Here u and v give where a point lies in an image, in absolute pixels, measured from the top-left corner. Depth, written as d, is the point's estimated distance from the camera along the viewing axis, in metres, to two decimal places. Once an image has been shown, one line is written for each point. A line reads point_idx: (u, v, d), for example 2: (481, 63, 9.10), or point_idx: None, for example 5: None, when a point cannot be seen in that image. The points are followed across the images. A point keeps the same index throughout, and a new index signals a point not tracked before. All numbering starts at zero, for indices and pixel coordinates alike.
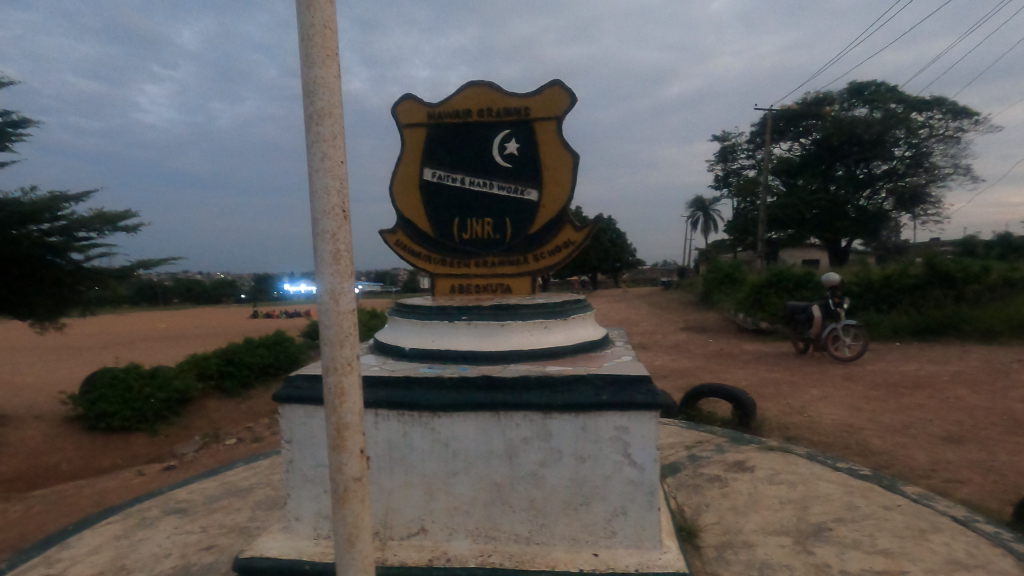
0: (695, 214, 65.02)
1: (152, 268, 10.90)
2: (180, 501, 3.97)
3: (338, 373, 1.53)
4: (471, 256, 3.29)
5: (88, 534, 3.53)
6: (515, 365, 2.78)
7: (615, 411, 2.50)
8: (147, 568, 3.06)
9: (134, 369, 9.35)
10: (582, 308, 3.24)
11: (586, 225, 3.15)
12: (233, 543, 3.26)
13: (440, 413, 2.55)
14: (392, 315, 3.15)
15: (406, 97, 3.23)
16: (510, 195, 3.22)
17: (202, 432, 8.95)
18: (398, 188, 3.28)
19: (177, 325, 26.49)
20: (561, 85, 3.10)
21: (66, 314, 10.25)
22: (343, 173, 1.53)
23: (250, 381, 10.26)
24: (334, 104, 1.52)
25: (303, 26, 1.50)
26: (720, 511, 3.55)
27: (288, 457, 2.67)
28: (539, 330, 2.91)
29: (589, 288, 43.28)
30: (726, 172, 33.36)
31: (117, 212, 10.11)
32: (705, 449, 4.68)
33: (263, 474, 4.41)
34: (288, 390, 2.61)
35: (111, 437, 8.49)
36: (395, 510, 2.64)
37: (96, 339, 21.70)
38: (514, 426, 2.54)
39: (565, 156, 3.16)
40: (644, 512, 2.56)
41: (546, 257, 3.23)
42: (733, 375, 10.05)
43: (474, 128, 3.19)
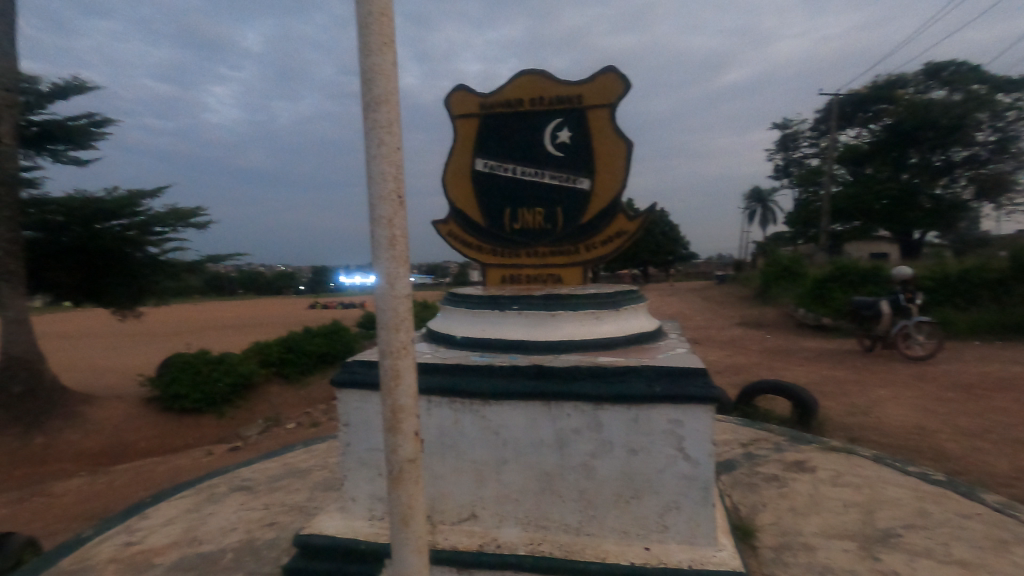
0: (752, 206, 62.64)
1: (220, 261, 11.51)
2: (245, 479, 4.18)
3: (395, 356, 1.56)
4: (522, 247, 3.28)
5: (165, 505, 3.79)
6: (565, 355, 2.76)
7: (668, 403, 2.44)
8: (216, 540, 3.25)
9: (204, 354, 9.84)
10: (635, 299, 3.18)
11: (639, 215, 3.08)
12: (293, 521, 3.41)
13: (490, 401, 2.57)
14: (444, 304, 3.19)
15: (458, 88, 3.26)
16: (561, 184, 3.20)
17: (265, 416, 9.42)
18: (450, 179, 3.32)
19: (242, 315, 27.88)
20: (615, 71, 3.03)
21: (144, 303, 11.00)
22: (399, 159, 1.56)
23: (308, 369, 10.71)
24: (391, 91, 1.54)
25: (360, 15, 1.53)
26: (778, 511, 3.42)
27: (345, 439, 2.76)
28: (591, 320, 2.88)
29: (640, 282, 42.60)
30: (786, 161, 31.90)
31: (189, 209, 10.70)
32: (762, 447, 4.51)
33: (321, 456, 4.59)
34: (345, 375, 2.70)
35: (183, 418, 9.06)
36: (447, 495, 2.68)
37: (169, 327, 23.12)
38: (565, 416, 2.53)
39: (618, 144, 3.09)
40: (697, 508, 2.50)
41: (597, 248, 3.19)
42: (792, 372, 9.63)
43: (525, 117, 3.18)
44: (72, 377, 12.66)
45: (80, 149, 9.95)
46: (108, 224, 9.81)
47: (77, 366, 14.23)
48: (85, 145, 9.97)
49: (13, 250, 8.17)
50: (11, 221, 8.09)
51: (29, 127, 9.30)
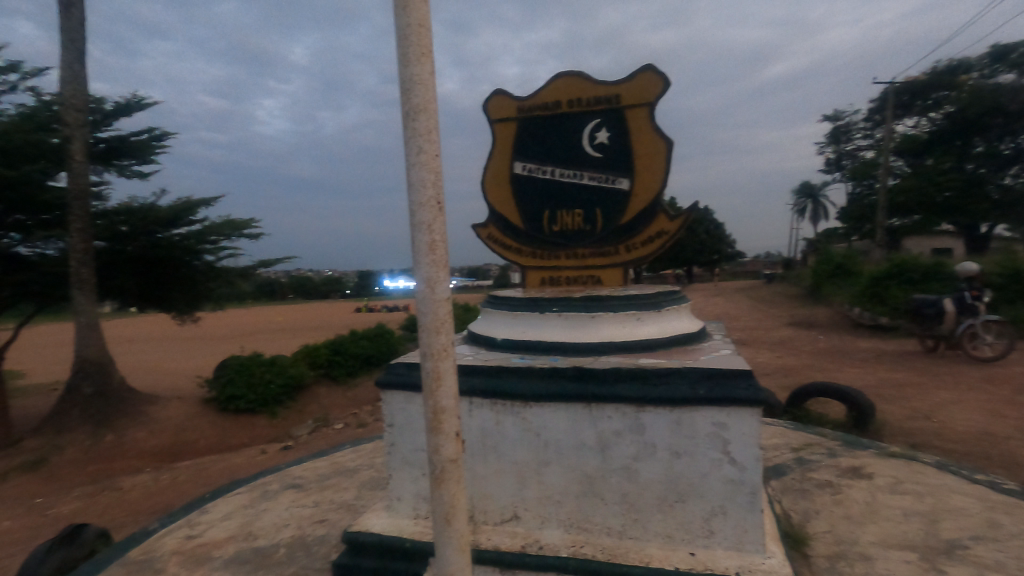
0: (803, 202, 60.32)
1: (271, 268, 11.94)
2: (297, 478, 4.34)
3: (436, 358, 1.59)
4: (561, 249, 3.29)
5: (222, 501, 3.97)
6: (606, 357, 2.74)
7: (713, 406, 2.40)
8: (270, 536, 3.39)
9: (257, 356, 10.25)
10: (677, 299, 3.14)
11: (680, 214, 3.04)
12: (342, 519, 3.52)
13: (531, 403, 2.58)
14: (485, 307, 3.22)
15: (496, 92, 3.29)
16: (600, 185, 3.18)
17: (314, 417, 9.75)
18: (489, 183, 3.36)
19: (291, 319, 28.88)
20: (654, 69, 3.00)
21: (202, 308, 11.57)
22: (438, 165, 1.59)
23: (355, 371, 11.02)
24: (429, 100, 1.58)
25: (399, 27, 1.57)
26: (832, 519, 3.29)
27: (390, 440, 2.83)
28: (632, 322, 2.86)
29: (684, 282, 41.74)
30: (838, 154, 30.64)
31: (242, 219, 11.14)
32: (814, 452, 4.35)
33: (367, 456, 4.72)
34: (389, 376, 2.77)
35: (238, 418, 9.47)
36: (488, 496, 2.70)
37: (224, 331, 24.22)
38: (606, 418, 2.51)
39: (658, 143, 3.06)
40: (744, 514, 2.43)
41: (638, 249, 3.16)
42: (847, 374, 9.24)
43: (563, 119, 3.18)
44: (139, 378, 13.44)
45: (143, 162, 10.55)
46: (168, 234, 10.34)
47: (143, 368, 15.08)
48: (147, 159, 10.56)
49: (85, 259, 8.73)
50: (83, 233, 8.65)
51: (98, 144, 9.96)
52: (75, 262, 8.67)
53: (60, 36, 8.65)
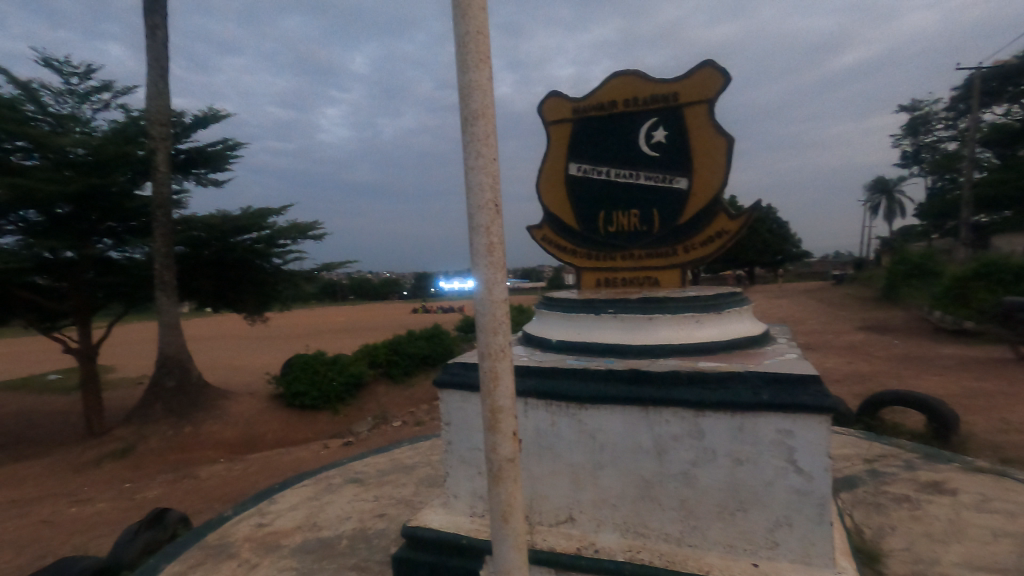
0: (875, 198, 56.84)
1: (334, 271, 12.43)
2: (358, 472, 4.51)
3: (493, 358, 1.62)
4: (616, 250, 3.25)
5: (289, 492, 4.18)
6: (663, 360, 2.69)
7: (777, 412, 2.31)
8: (333, 527, 3.54)
9: (321, 355, 10.70)
10: (739, 301, 3.04)
11: (741, 213, 2.95)
12: (400, 515, 3.63)
13: (586, 405, 2.57)
14: (540, 308, 3.23)
15: (551, 94, 3.30)
16: (656, 185, 3.13)
17: (373, 415, 10.07)
18: (544, 185, 3.38)
19: (352, 320, 29.93)
20: (714, 65, 2.92)
21: (270, 308, 12.21)
22: (496, 169, 1.63)
23: (412, 370, 11.30)
24: (487, 105, 1.62)
25: (459, 35, 1.62)
26: (910, 536, 3.09)
27: (447, 438, 2.89)
28: (691, 324, 2.79)
29: (745, 284, 40.18)
30: (916, 147, 28.70)
31: (307, 223, 11.66)
32: (890, 465, 4.10)
33: (425, 454, 4.83)
34: (447, 376, 2.83)
35: (303, 414, 9.92)
36: (544, 497, 2.71)
37: (291, 330, 25.41)
38: (664, 422, 2.47)
39: (718, 140, 2.98)
40: (813, 526, 2.33)
41: (697, 249, 3.09)
42: (927, 383, 8.63)
43: (619, 119, 3.15)
44: (214, 374, 14.29)
45: (217, 171, 11.25)
46: (242, 238, 10.87)
47: (217, 365, 16.02)
48: (221, 167, 11.25)
49: (168, 263, 9.38)
50: (166, 238, 9.31)
51: (178, 155, 10.68)
52: (159, 265, 9.34)
53: (147, 56, 9.37)
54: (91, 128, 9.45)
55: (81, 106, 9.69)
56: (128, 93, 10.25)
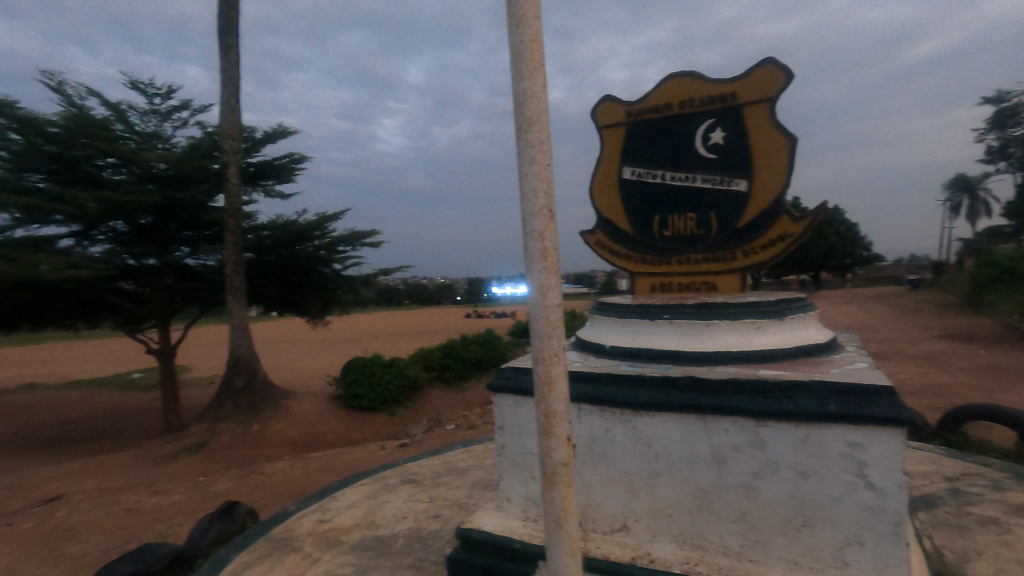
0: (956, 196, 53.01)
1: (390, 276, 12.79)
2: (414, 473, 4.61)
3: (547, 363, 1.63)
4: (672, 254, 3.19)
5: (349, 490, 4.33)
6: (721, 368, 2.62)
7: (846, 424, 2.19)
8: (390, 526, 3.64)
9: (378, 358, 11.01)
10: (803, 306, 2.92)
11: (805, 215, 2.84)
12: (455, 516, 3.69)
13: (641, 412, 2.53)
14: (594, 314, 3.21)
15: (605, 98, 3.29)
16: (714, 187, 3.06)
17: (428, 417, 10.27)
18: (597, 189, 3.36)
19: (408, 324, 30.66)
20: (775, 62, 2.83)
21: (330, 312, 12.69)
22: (550, 175, 1.64)
23: (465, 374, 11.46)
24: (541, 112, 1.64)
25: (513, 44, 1.65)
26: (998, 562, 2.85)
27: (501, 442, 2.91)
28: (751, 330, 2.70)
29: (810, 289, 38.32)
30: (1003, 142, 26.60)
31: (365, 230, 12.06)
32: (974, 484, 3.80)
33: (478, 457, 4.89)
34: (500, 380, 2.86)
35: (361, 415, 10.25)
36: (598, 504, 2.68)
37: (351, 334, 26.31)
38: (723, 431, 2.40)
39: (780, 140, 2.87)
40: (886, 545, 2.20)
41: (757, 252, 2.98)
42: (1018, 396, 7.95)
43: (675, 121, 3.10)
44: (279, 375, 14.98)
45: (283, 183, 11.82)
46: (305, 245, 11.37)
47: (283, 366, 16.79)
48: (286, 179, 11.81)
49: (238, 269, 9.92)
50: (237, 246, 9.85)
51: (248, 168, 11.30)
52: (230, 270, 9.89)
53: (220, 75, 9.98)
54: (171, 144, 10.15)
55: (163, 124, 10.44)
56: (204, 110, 10.94)
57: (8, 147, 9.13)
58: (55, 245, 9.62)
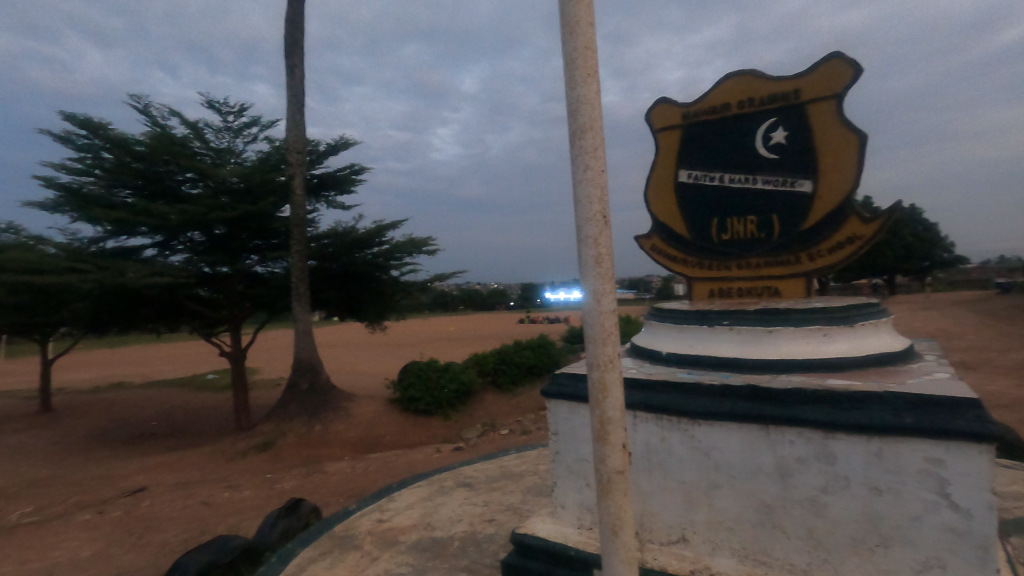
0: None
1: (445, 282, 13.03)
2: (468, 477, 4.67)
3: (602, 369, 1.62)
4: (732, 258, 3.09)
5: (406, 492, 4.44)
6: (786, 376, 2.51)
7: (925, 439, 2.05)
8: (446, 528, 3.70)
9: (433, 363, 11.23)
10: (875, 312, 2.76)
11: (877, 216, 2.69)
12: (509, 520, 3.71)
13: (700, 420, 2.47)
14: (650, 320, 3.16)
15: (660, 101, 3.25)
16: (776, 188, 2.95)
17: (483, 422, 10.38)
18: (652, 192, 3.31)
19: (463, 329, 31.09)
20: (843, 56, 2.70)
21: (388, 317, 13.08)
22: (604, 181, 1.64)
23: (519, 380, 11.51)
24: (595, 118, 1.64)
25: (567, 52, 1.66)
26: None
27: (555, 448, 2.91)
28: (817, 338, 2.58)
29: (883, 294, 36.07)
30: None
31: (422, 238, 12.35)
32: None
33: (532, 463, 4.89)
34: (554, 386, 2.86)
35: (418, 418, 10.48)
36: (654, 513, 2.63)
37: (407, 338, 26.95)
38: (788, 442, 2.30)
39: (848, 137, 2.74)
40: (971, 571, 2.04)
41: (824, 256, 2.85)
42: None
43: (734, 122, 3.01)
44: (340, 378, 15.54)
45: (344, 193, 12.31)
46: (364, 252, 11.75)
47: (343, 370, 17.40)
48: (347, 189, 12.29)
49: (303, 276, 10.38)
50: (301, 253, 10.32)
51: (312, 179, 11.84)
52: (296, 278, 10.37)
53: (287, 93, 10.52)
54: (242, 159, 10.78)
55: (235, 140, 11.10)
56: (272, 126, 11.56)
57: (100, 165, 9.94)
58: (141, 254, 10.39)
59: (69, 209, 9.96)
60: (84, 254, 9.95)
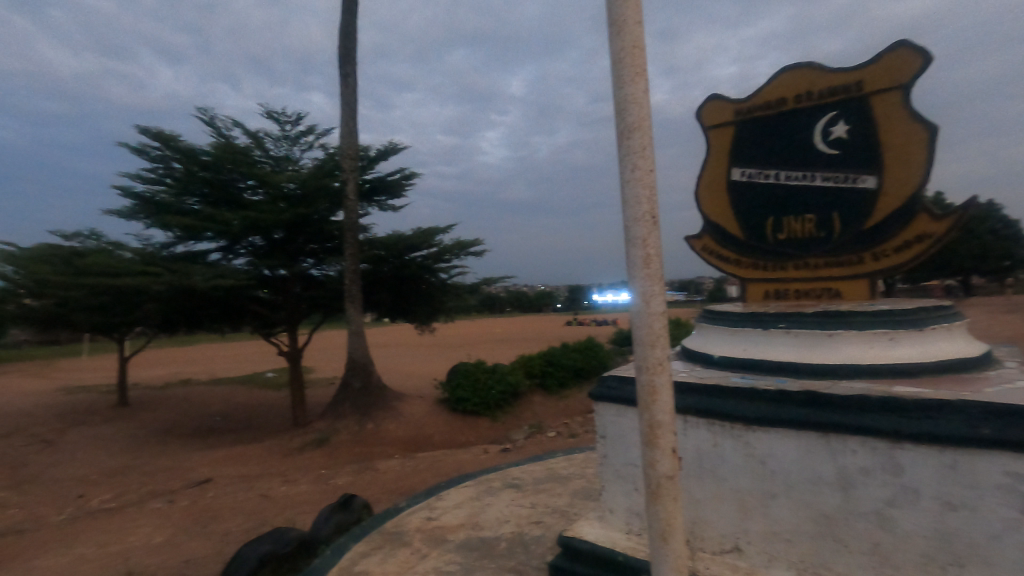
0: None
1: (493, 284, 13.13)
2: (516, 478, 4.69)
3: (651, 372, 1.60)
4: (789, 258, 2.97)
5: (455, 491, 4.49)
6: (848, 382, 2.39)
7: (1005, 452, 1.91)
8: (493, 528, 3.72)
9: (481, 364, 11.32)
10: (948, 315, 2.60)
11: (949, 212, 2.52)
12: (556, 523, 3.69)
13: (754, 426, 2.38)
14: (701, 322, 3.08)
15: (711, 98, 3.17)
16: (837, 185, 2.82)
17: (530, 424, 10.40)
18: (703, 191, 3.23)
19: (511, 331, 31.23)
20: (910, 44, 2.56)
21: (437, 318, 13.31)
22: (652, 181, 1.62)
23: (566, 382, 11.46)
24: (643, 117, 1.62)
25: (615, 52, 1.65)
26: None
27: (603, 451, 2.88)
28: (883, 342, 2.45)
29: (958, 296, 33.74)
30: None
31: (470, 240, 12.49)
32: None
33: (580, 466, 4.86)
34: (602, 389, 2.83)
35: (466, 418, 10.60)
36: (706, 521, 2.56)
37: (456, 340, 27.29)
38: (850, 452, 2.19)
39: (916, 130, 2.59)
40: None
41: (890, 256, 2.70)
42: None
43: (791, 117, 2.90)
44: (391, 378, 15.93)
45: (394, 198, 12.62)
46: (414, 255, 11.97)
47: (395, 370, 17.81)
48: (397, 194, 12.60)
49: (355, 278, 10.69)
50: (354, 256, 10.63)
51: (365, 185, 12.20)
52: (349, 280, 10.70)
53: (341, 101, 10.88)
54: (299, 166, 11.22)
55: (293, 148, 11.58)
56: (327, 133, 11.98)
57: (171, 175, 10.58)
58: (207, 258, 10.99)
59: (143, 216, 10.67)
60: (157, 258, 10.63)
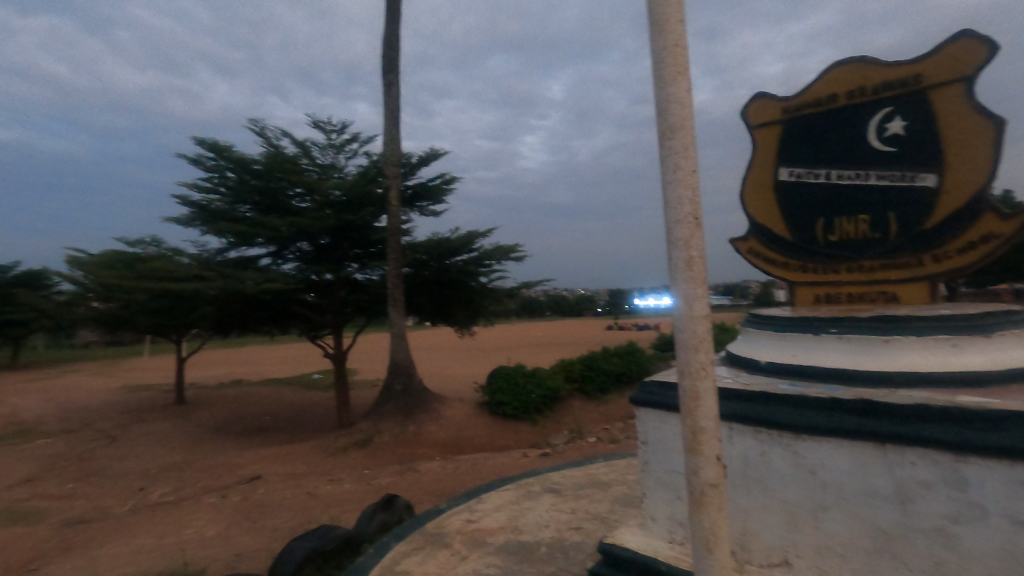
0: None
1: (533, 288, 13.13)
2: (555, 482, 4.66)
3: (694, 377, 1.56)
4: (841, 261, 2.85)
5: (495, 494, 4.50)
6: (905, 390, 2.28)
7: None
8: (533, 532, 3.71)
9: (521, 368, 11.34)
10: (1017, 321, 2.44)
11: (1018, 211, 2.36)
12: (597, 530, 3.65)
13: (804, 435, 2.30)
14: (748, 327, 2.99)
15: (757, 97, 3.08)
16: (893, 184, 2.69)
17: (570, 429, 10.33)
18: (749, 192, 3.14)
19: (551, 334, 31.12)
20: (974, 35, 2.42)
21: (477, 322, 13.41)
22: (695, 181, 1.59)
23: (606, 387, 11.34)
24: (685, 117, 1.60)
25: (656, 51, 1.63)
26: None
27: (644, 458, 2.83)
28: (944, 350, 2.31)
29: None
30: None
31: (509, 244, 12.54)
32: None
33: (621, 472, 4.79)
34: (644, 394, 2.79)
35: (506, 422, 10.63)
36: (754, 533, 2.48)
37: (496, 344, 27.38)
38: (907, 464, 2.08)
39: (980, 124, 2.45)
40: None
41: (951, 257, 2.55)
42: None
43: (843, 114, 2.79)
44: (433, 381, 16.14)
45: (435, 203, 12.81)
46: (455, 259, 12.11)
47: (436, 372, 18.03)
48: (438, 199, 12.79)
49: (398, 282, 10.90)
50: (397, 261, 10.85)
51: (407, 190, 12.44)
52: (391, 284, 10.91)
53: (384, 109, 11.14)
54: (344, 173, 11.54)
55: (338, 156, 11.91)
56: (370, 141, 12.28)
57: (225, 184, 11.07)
58: (258, 263, 11.42)
59: (199, 224, 11.20)
60: (211, 263, 11.14)
